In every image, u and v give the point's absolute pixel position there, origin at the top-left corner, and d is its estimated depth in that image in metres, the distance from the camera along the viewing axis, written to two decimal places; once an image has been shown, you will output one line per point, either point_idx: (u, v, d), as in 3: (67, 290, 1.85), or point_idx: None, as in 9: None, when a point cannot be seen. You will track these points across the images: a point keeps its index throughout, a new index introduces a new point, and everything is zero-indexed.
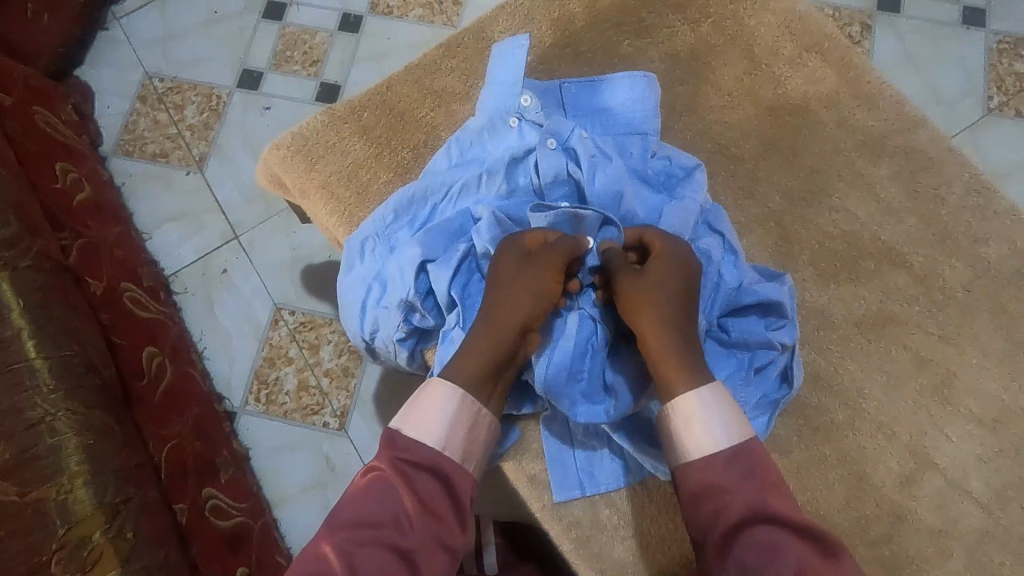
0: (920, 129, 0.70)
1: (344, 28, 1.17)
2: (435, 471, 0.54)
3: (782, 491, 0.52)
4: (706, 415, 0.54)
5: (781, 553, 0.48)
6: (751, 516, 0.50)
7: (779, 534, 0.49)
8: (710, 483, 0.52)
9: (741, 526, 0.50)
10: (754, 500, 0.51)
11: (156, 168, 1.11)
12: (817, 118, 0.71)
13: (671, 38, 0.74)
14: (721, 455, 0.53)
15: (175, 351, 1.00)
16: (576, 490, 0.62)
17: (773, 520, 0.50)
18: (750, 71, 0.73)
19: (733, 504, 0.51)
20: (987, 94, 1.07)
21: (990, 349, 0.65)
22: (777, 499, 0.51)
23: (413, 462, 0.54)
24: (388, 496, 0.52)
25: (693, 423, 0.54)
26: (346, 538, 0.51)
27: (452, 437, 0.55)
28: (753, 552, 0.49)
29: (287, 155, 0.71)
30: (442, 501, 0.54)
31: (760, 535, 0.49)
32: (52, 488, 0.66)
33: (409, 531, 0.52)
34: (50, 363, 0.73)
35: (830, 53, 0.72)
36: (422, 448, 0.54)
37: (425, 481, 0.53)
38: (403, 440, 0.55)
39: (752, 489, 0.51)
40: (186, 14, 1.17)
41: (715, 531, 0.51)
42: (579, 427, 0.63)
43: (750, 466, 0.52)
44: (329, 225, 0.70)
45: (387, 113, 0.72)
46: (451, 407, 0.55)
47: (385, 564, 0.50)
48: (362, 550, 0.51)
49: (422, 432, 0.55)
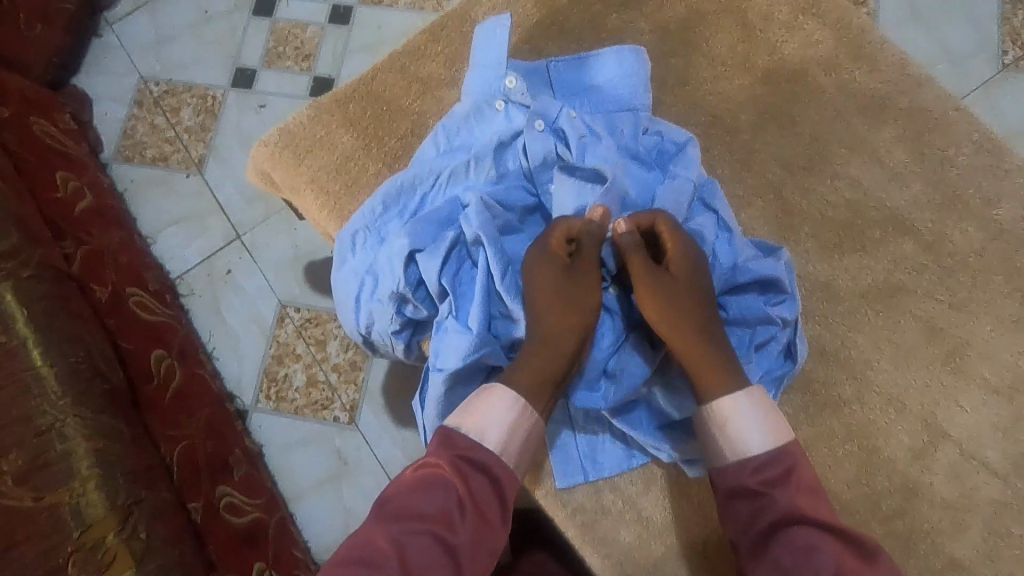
0: (924, 89, 0.67)
1: (334, 20, 1.15)
2: (490, 473, 0.54)
3: (816, 492, 0.53)
4: (743, 417, 0.54)
5: (819, 554, 0.49)
6: (787, 517, 0.50)
7: (819, 536, 0.49)
8: (746, 485, 0.52)
9: (777, 527, 0.51)
10: (793, 503, 0.51)
11: (157, 172, 1.12)
12: (814, 83, 0.69)
13: (661, 9, 0.72)
14: (757, 456, 0.53)
15: (183, 354, 1.00)
16: (578, 476, 0.61)
17: (811, 523, 0.50)
18: (743, 39, 0.70)
19: (772, 506, 0.51)
20: (1002, 49, 1.03)
21: (1003, 314, 0.62)
22: (811, 501, 0.51)
23: (469, 462, 0.53)
24: (442, 491, 0.52)
25: (730, 424, 0.54)
26: (396, 530, 0.50)
27: (509, 443, 0.55)
28: (790, 552, 0.49)
29: (275, 151, 0.70)
30: (492, 503, 0.53)
31: (796, 537, 0.50)
32: (65, 492, 0.67)
33: (460, 530, 0.51)
34: (57, 370, 0.74)
35: (827, 14, 0.69)
36: (482, 448, 0.54)
37: (479, 481, 0.53)
38: (461, 439, 0.54)
39: (787, 492, 0.51)
40: (178, 16, 1.17)
41: (749, 533, 0.52)
42: (580, 413, 0.62)
43: (787, 468, 0.53)
44: (320, 220, 0.70)
45: (372, 103, 0.71)
46: (511, 413, 0.55)
47: (432, 558, 0.50)
48: (412, 540, 0.50)
49: (481, 432, 0.54)
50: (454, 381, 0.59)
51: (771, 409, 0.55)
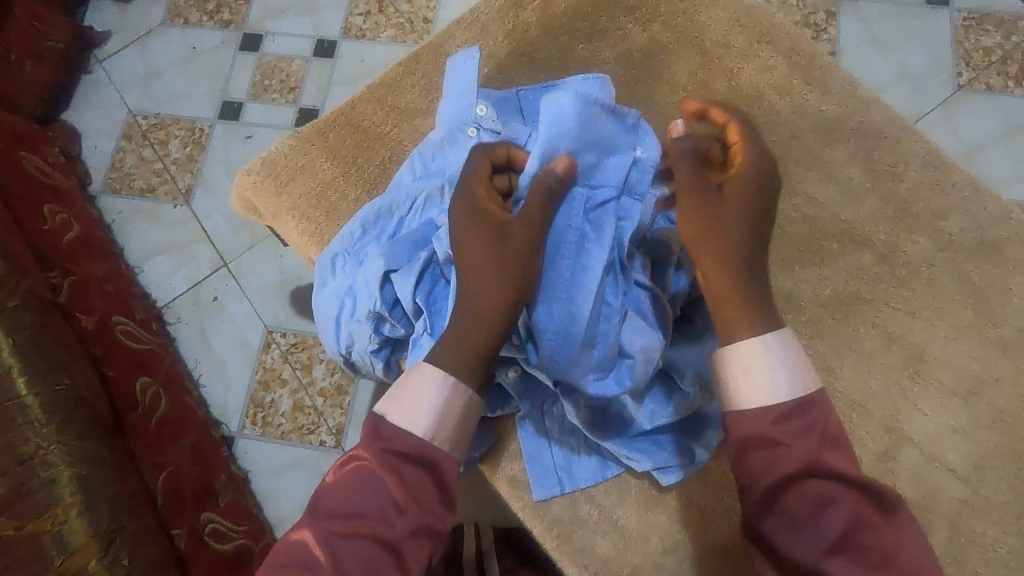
0: (873, 110, 0.71)
1: (319, 53, 1.20)
2: (421, 462, 0.53)
3: (838, 444, 0.51)
4: (774, 367, 0.53)
5: (835, 504, 0.48)
6: (809, 468, 0.49)
7: (835, 487, 0.49)
8: (768, 434, 0.51)
9: (796, 477, 0.49)
10: (815, 454, 0.50)
11: (145, 203, 1.14)
12: (770, 106, 0.73)
13: (624, 40, 0.76)
14: (786, 404, 0.52)
15: (169, 381, 1.02)
16: (555, 487, 0.62)
17: (829, 474, 0.49)
18: (702, 66, 0.74)
19: (793, 456, 0.50)
20: (957, 70, 1.08)
21: (957, 321, 0.65)
22: (834, 455, 0.50)
23: (400, 455, 0.53)
24: (373, 486, 0.52)
25: (758, 371, 0.53)
26: (331, 530, 0.51)
27: (439, 426, 0.54)
28: (804, 502, 0.49)
29: (257, 180, 0.73)
30: (427, 488, 0.53)
31: (813, 487, 0.49)
32: (47, 519, 0.67)
33: (395, 523, 0.51)
34: (41, 398, 0.74)
35: (780, 42, 0.74)
36: (410, 437, 0.53)
37: (411, 470, 0.53)
38: (387, 430, 0.54)
39: (810, 444, 0.50)
40: (166, 52, 1.21)
41: (764, 481, 0.50)
42: (556, 426, 0.64)
43: (810, 420, 0.51)
44: (302, 246, 0.72)
45: (351, 132, 0.74)
46: (437, 396, 0.54)
47: (368, 555, 0.50)
48: (346, 539, 0.50)
49: (409, 421, 0.54)
50: None
51: (804, 364, 0.54)
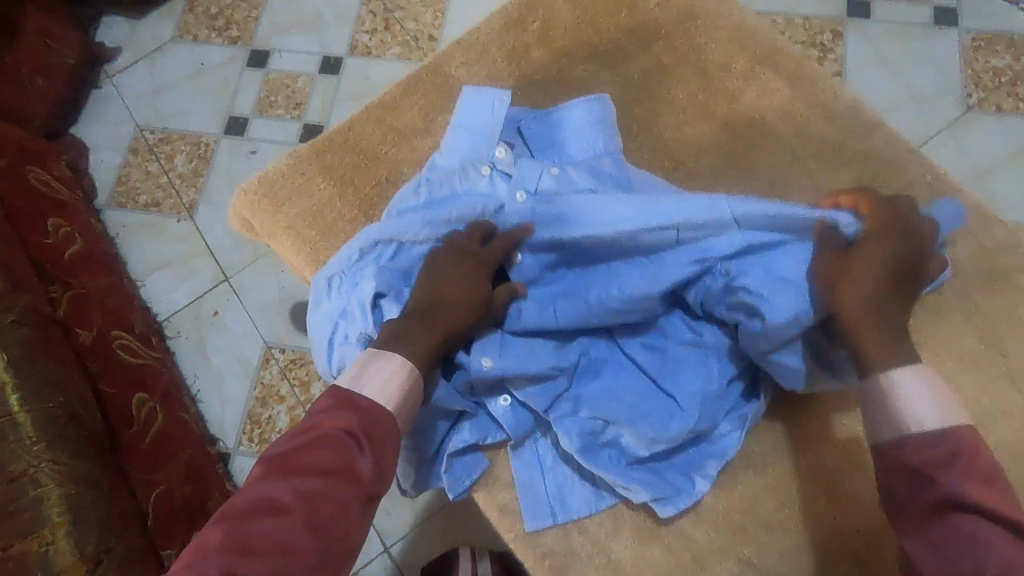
0: (877, 134, 0.70)
1: (325, 70, 1.20)
2: (391, 435, 0.52)
3: (993, 480, 0.46)
4: (919, 396, 0.50)
5: (985, 545, 0.43)
6: (946, 499, 0.45)
7: (985, 525, 0.44)
8: (906, 464, 0.48)
9: (939, 511, 0.46)
10: (957, 486, 0.46)
11: (149, 218, 1.14)
12: (773, 128, 0.72)
13: (625, 61, 0.75)
14: (930, 431, 0.48)
15: (166, 397, 1.00)
16: (548, 518, 0.61)
17: (975, 510, 0.44)
18: (704, 88, 0.74)
19: (939, 483, 0.46)
20: (966, 92, 1.07)
21: (965, 351, 0.63)
22: (986, 489, 0.45)
23: (374, 423, 0.51)
24: (347, 449, 0.49)
25: (897, 394, 0.51)
26: (301, 486, 0.47)
27: (402, 409, 0.54)
28: (952, 540, 0.44)
29: (254, 199, 0.73)
30: (394, 458, 0.52)
31: (962, 524, 0.44)
32: (34, 540, 0.66)
33: (367, 486, 0.49)
34: (33, 416, 0.74)
35: (783, 64, 0.73)
36: (381, 410, 0.52)
37: (384, 439, 0.51)
38: (362, 400, 0.52)
39: (955, 476, 0.46)
40: (174, 68, 1.22)
41: (913, 506, 0.47)
42: (550, 454, 0.62)
43: (954, 447, 0.47)
44: (298, 265, 0.72)
45: (350, 152, 0.74)
46: (406, 379, 0.54)
47: (341, 512, 0.47)
48: (319, 495, 0.47)
49: (378, 396, 0.53)
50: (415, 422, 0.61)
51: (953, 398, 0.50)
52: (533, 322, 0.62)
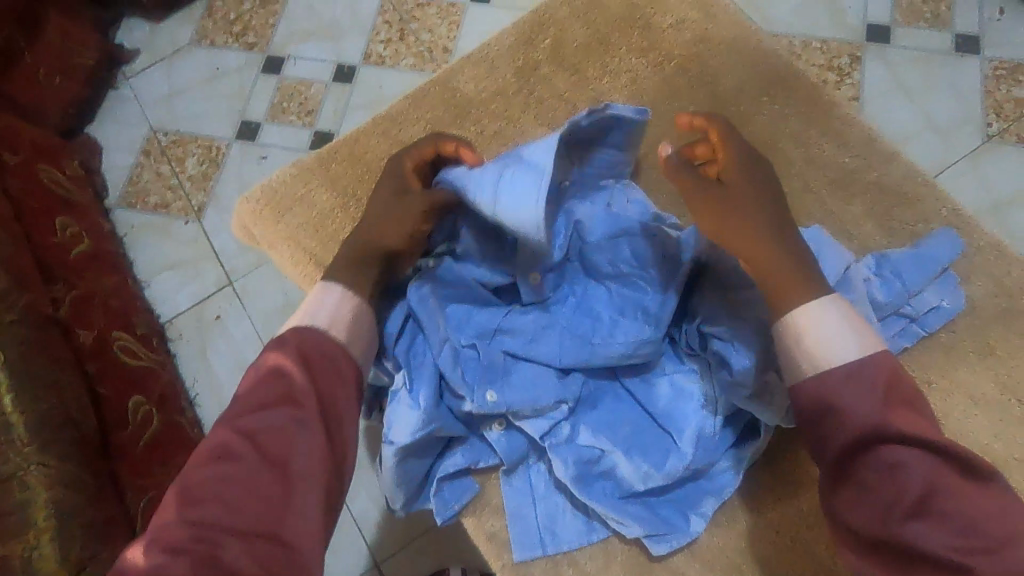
0: (892, 164, 0.68)
1: (338, 79, 1.21)
2: (328, 354, 0.53)
3: (909, 406, 0.47)
4: (826, 326, 0.50)
5: (905, 470, 0.44)
6: (871, 433, 0.46)
7: (905, 452, 0.45)
8: (822, 399, 0.49)
9: (860, 447, 0.46)
10: (876, 419, 0.46)
11: (156, 219, 1.14)
12: (785, 154, 0.70)
13: (635, 81, 0.74)
14: (839, 367, 0.49)
15: (162, 400, 1.00)
16: (537, 549, 0.59)
17: (894, 439, 0.45)
18: (715, 111, 0.72)
19: (853, 421, 0.47)
20: (986, 121, 1.04)
21: (979, 394, 0.61)
22: (904, 415, 0.46)
23: (305, 349, 0.52)
24: (283, 380, 0.50)
25: (806, 334, 0.51)
26: (245, 422, 0.48)
27: (338, 326, 0.55)
28: (873, 470, 0.45)
29: (256, 207, 0.72)
30: (334, 376, 0.52)
31: (880, 453, 0.45)
32: (18, 544, 0.66)
33: (311, 407, 0.50)
34: (27, 417, 0.73)
35: (797, 90, 0.72)
36: (312, 335, 0.53)
37: (318, 361, 0.52)
38: (291, 335, 0.53)
39: (875, 408, 0.47)
40: (189, 72, 1.23)
41: (833, 452, 0.48)
42: (542, 483, 0.61)
43: (870, 378, 0.48)
44: (297, 277, 0.71)
45: (354, 164, 0.74)
46: (336, 304, 0.55)
47: (287, 433, 0.48)
48: (264, 427, 0.48)
49: (309, 324, 0.54)
50: (409, 454, 0.58)
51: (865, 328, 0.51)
52: (536, 349, 0.61)
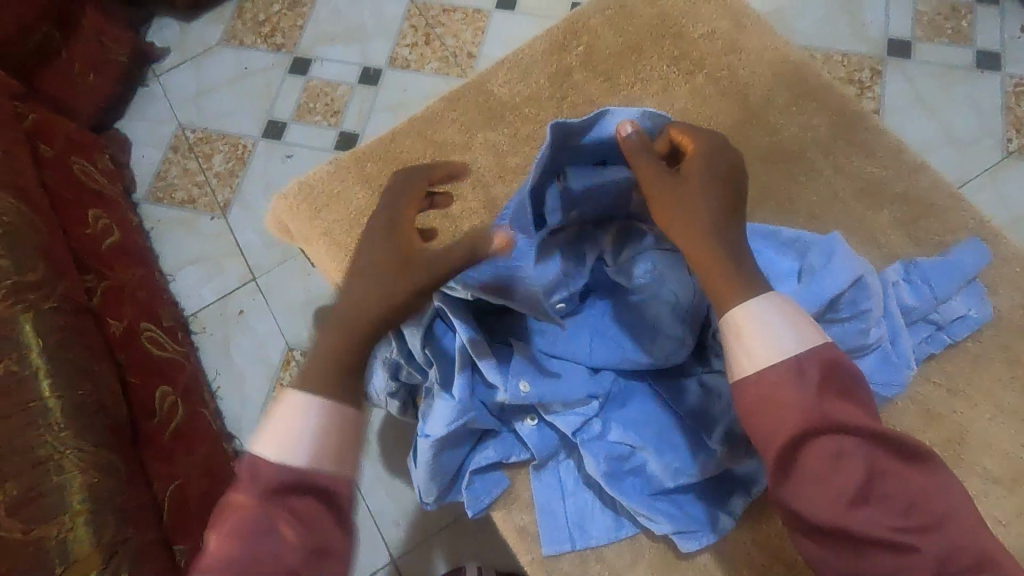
0: (918, 176, 0.70)
1: (364, 81, 1.23)
2: (334, 450, 0.47)
3: (847, 396, 0.44)
4: (765, 322, 0.46)
5: (850, 460, 0.41)
6: (812, 424, 0.43)
7: (846, 440, 0.42)
8: (762, 396, 0.45)
9: (803, 441, 0.43)
10: (820, 408, 0.43)
11: (184, 214, 1.17)
12: (812, 164, 0.71)
13: (665, 89, 0.76)
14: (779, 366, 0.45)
15: (187, 392, 1.02)
16: (566, 544, 0.60)
17: (838, 429, 0.42)
18: (744, 120, 0.74)
19: (790, 416, 0.43)
20: (1007, 137, 1.05)
21: (1004, 403, 0.61)
22: (845, 405, 0.43)
23: (305, 445, 0.46)
24: (282, 481, 0.45)
25: (745, 332, 0.46)
26: (240, 530, 0.43)
27: (343, 414, 0.49)
28: (818, 459, 0.42)
29: (293, 204, 0.74)
30: (339, 474, 0.47)
31: (823, 444, 0.42)
32: (56, 525, 0.68)
33: (314, 512, 0.44)
34: (64, 402, 0.75)
35: (825, 101, 0.73)
36: (314, 426, 0.47)
37: (320, 459, 0.46)
38: (286, 427, 0.47)
39: (820, 398, 0.43)
40: (219, 71, 1.26)
41: (773, 449, 0.44)
42: (571, 479, 0.62)
43: (808, 366, 0.45)
44: (331, 272, 0.73)
45: (388, 164, 0.75)
46: (337, 387, 0.49)
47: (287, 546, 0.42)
48: (260, 538, 0.42)
49: (308, 412, 0.48)
50: (442, 446, 0.59)
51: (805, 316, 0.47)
52: (563, 346, 0.61)
